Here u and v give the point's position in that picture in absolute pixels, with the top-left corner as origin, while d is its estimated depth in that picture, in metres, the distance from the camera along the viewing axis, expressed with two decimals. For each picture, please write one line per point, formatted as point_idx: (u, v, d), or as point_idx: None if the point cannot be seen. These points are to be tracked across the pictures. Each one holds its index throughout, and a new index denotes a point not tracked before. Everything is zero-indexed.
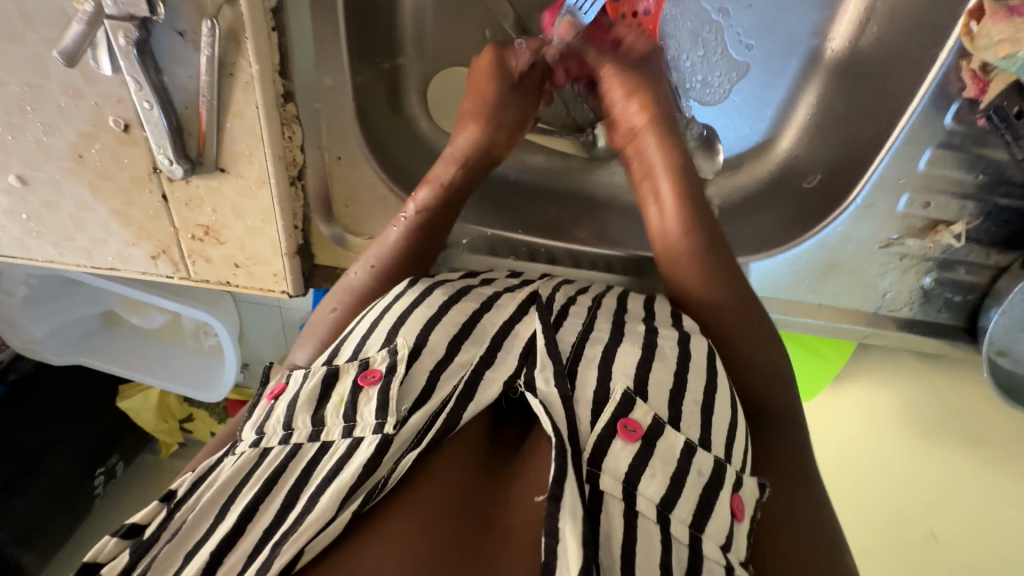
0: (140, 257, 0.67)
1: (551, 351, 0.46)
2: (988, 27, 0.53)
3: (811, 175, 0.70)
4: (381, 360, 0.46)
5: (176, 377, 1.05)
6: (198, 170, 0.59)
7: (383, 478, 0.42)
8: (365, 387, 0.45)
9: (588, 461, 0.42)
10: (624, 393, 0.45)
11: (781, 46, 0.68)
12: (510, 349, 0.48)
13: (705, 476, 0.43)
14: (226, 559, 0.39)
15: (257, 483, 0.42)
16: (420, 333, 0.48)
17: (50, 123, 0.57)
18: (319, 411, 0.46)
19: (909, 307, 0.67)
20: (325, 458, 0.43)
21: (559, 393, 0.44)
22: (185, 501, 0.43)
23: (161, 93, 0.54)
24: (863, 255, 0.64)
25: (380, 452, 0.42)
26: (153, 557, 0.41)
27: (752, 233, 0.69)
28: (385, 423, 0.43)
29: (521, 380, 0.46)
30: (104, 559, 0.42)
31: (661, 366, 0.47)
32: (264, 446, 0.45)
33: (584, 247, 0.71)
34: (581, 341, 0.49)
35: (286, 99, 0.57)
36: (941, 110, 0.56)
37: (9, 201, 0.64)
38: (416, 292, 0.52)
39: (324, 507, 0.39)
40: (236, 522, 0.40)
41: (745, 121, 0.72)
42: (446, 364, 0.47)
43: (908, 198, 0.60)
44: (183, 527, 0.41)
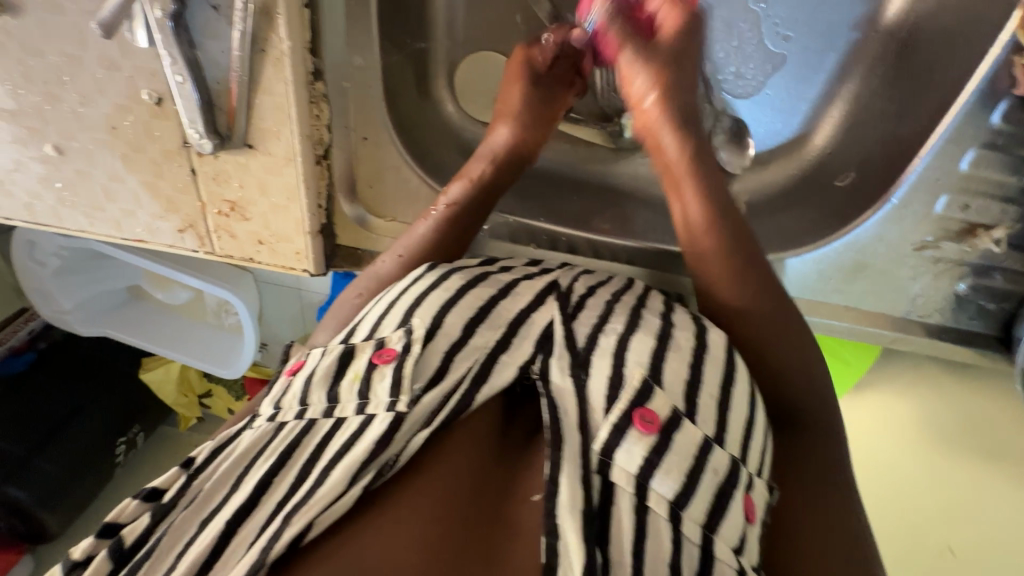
0: (167, 230, 0.68)
1: (568, 342, 0.47)
2: None
3: (844, 173, 0.68)
4: (396, 339, 0.47)
5: (193, 352, 1.07)
6: (227, 145, 0.60)
7: (393, 457, 0.42)
8: (380, 365, 0.46)
9: (599, 453, 0.42)
10: (642, 379, 0.44)
11: (821, 40, 0.66)
12: (526, 335, 0.48)
13: (719, 474, 0.43)
14: (239, 530, 0.39)
15: (271, 456, 0.43)
16: (436, 314, 0.48)
17: (85, 94, 0.58)
18: (334, 388, 0.46)
19: (938, 313, 0.65)
20: (339, 433, 0.43)
21: (572, 385, 0.44)
22: (203, 470, 0.44)
23: (195, 67, 0.55)
24: (895, 258, 0.62)
25: (391, 430, 0.42)
26: (168, 524, 0.42)
27: (780, 231, 0.67)
28: (398, 400, 0.43)
29: (536, 368, 0.46)
30: (125, 519, 0.43)
31: (674, 356, 0.46)
32: (280, 421, 0.46)
33: (605, 238, 0.70)
34: (595, 332, 0.48)
35: (316, 77, 0.58)
36: (989, 108, 0.54)
37: (43, 169, 0.65)
38: (432, 278, 0.52)
39: (335, 481, 0.40)
40: (251, 493, 0.41)
41: (778, 117, 0.71)
42: (461, 347, 0.47)
43: (947, 199, 0.58)
44: (199, 494, 0.42)
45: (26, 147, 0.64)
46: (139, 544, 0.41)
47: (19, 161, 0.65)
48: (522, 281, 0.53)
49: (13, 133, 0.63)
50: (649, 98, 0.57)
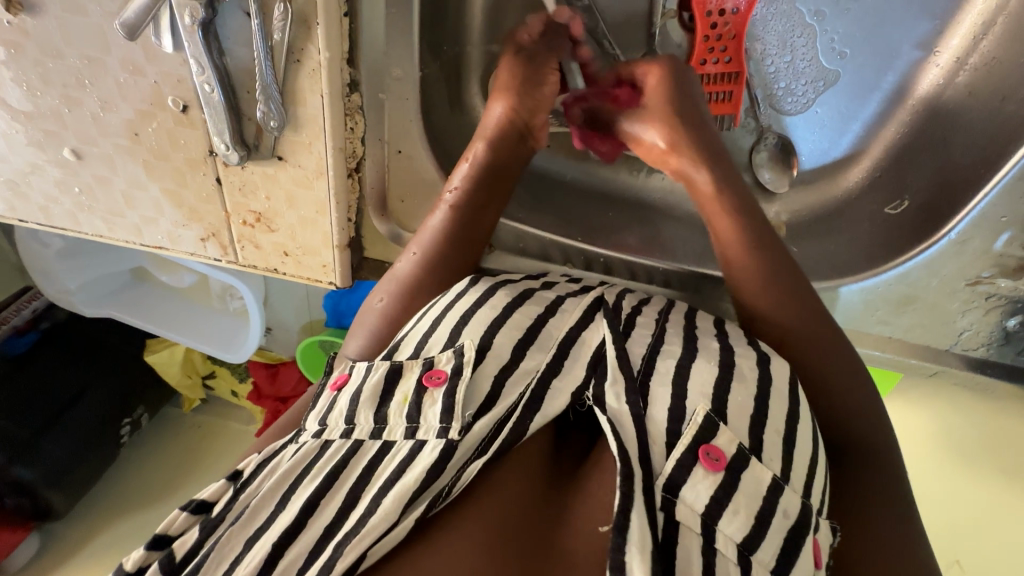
0: (190, 238, 0.66)
1: (622, 365, 0.44)
2: None
3: (896, 201, 0.65)
4: (445, 361, 0.44)
5: (202, 337, 1.05)
6: (254, 156, 0.57)
7: (447, 486, 0.40)
8: (430, 389, 0.43)
9: (663, 488, 0.40)
10: (705, 416, 0.41)
11: (878, 58, 0.63)
12: (577, 357, 0.45)
13: (790, 517, 0.40)
14: (287, 551, 0.38)
15: (319, 475, 0.41)
16: (486, 333, 0.45)
17: (106, 98, 0.55)
18: (382, 410, 0.44)
19: (986, 347, 0.63)
20: (388, 459, 0.41)
21: (631, 411, 0.42)
22: (250, 484, 0.42)
23: (223, 77, 0.51)
24: (946, 292, 0.60)
25: (444, 458, 0.40)
26: (217, 538, 0.40)
27: (824, 256, 0.65)
28: (450, 427, 0.41)
29: (590, 393, 0.43)
30: (174, 533, 0.42)
31: (740, 389, 0.43)
32: (326, 438, 0.44)
33: (641, 257, 0.67)
34: (652, 351, 0.45)
35: (351, 88, 0.55)
36: None
37: (60, 173, 0.62)
38: (478, 292, 0.49)
39: (387, 510, 0.38)
40: (298, 515, 0.39)
41: (826, 136, 0.68)
42: (512, 371, 0.44)
43: (1008, 236, 0.56)
44: (246, 510, 0.41)
45: (43, 150, 0.60)
46: (189, 558, 0.40)
47: (34, 164, 0.62)
48: (567, 297, 0.51)
49: (29, 136, 0.60)
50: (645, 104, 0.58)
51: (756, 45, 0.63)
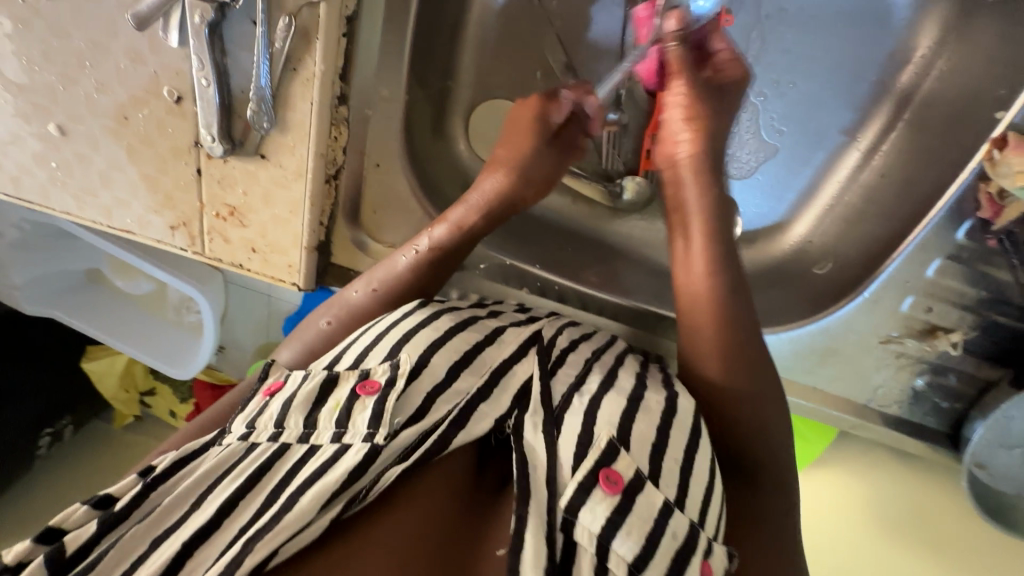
0: (159, 225, 0.67)
1: (544, 397, 0.47)
2: (1010, 157, 0.55)
3: (822, 262, 0.72)
4: (380, 373, 0.46)
5: (151, 351, 1.03)
6: (238, 151, 0.60)
7: (364, 489, 0.41)
8: (362, 397, 0.44)
9: (563, 510, 0.42)
10: (608, 440, 0.44)
11: (809, 138, 0.72)
12: (507, 385, 0.48)
13: (679, 540, 0.43)
14: (194, 553, 0.37)
15: (237, 478, 0.41)
16: (423, 352, 0.48)
17: (103, 81, 0.58)
18: (312, 413, 0.45)
19: (898, 405, 0.69)
20: (311, 461, 0.42)
21: (544, 441, 0.45)
22: (164, 479, 0.41)
23: (221, 74, 0.55)
24: (862, 348, 0.66)
25: (366, 462, 0.41)
26: (118, 537, 0.38)
27: (758, 307, 0.71)
28: (376, 433, 0.42)
29: (511, 421, 0.46)
30: (69, 526, 0.39)
31: (644, 418, 0.47)
32: (252, 441, 0.43)
33: (593, 291, 0.71)
34: (573, 389, 0.49)
35: (340, 101, 0.58)
36: (955, 224, 0.58)
37: (40, 146, 0.63)
38: (422, 315, 0.52)
39: (302, 508, 0.38)
40: (213, 516, 0.39)
41: (766, 201, 0.75)
42: (444, 390, 0.46)
43: (912, 300, 0.63)
44: (155, 510, 0.39)
45: (28, 123, 0.62)
46: (83, 552, 0.38)
47: (14, 133, 0.63)
48: (509, 328, 0.54)
49: (17, 107, 0.61)
50: (682, 137, 0.60)
51: None
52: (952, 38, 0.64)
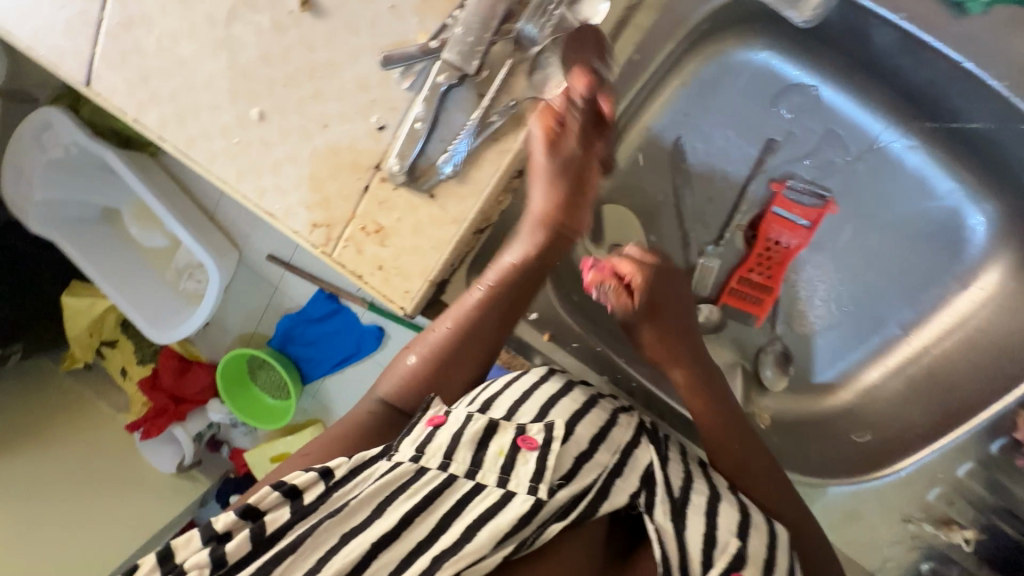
0: (303, 219, 0.72)
1: (667, 485, 0.50)
2: None
3: (862, 432, 0.80)
4: (537, 431, 0.49)
5: (134, 301, 1.18)
6: (411, 185, 0.67)
7: (531, 536, 0.46)
8: (524, 450, 0.48)
9: None
10: (736, 549, 0.48)
11: (867, 322, 0.81)
12: (634, 467, 0.51)
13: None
14: (378, 555, 0.42)
15: (414, 497, 0.45)
16: (570, 420, 0.52)
17: (322, 91, 0.66)
18: (479, 453, 0.48)
19: (902, 575, 0.73)
20: (478, 500, 0.46)
21: (673, 527, 0.48)
22: (342, 484, 0.45)
23: (433, 125, 0.64)
24: (884, 519, 0.73)
25: (532, 512, 0.45)
26: (315, 526, 0.43)
27: (801, 453, 0.79)
28: (539, 487, 0.46)
29: (641, 502, 0.50)
30: (264, 507, 0.43)
31: (756, 535, 0.49)
32: (422, 465, 0.46)
33: (661, 391, 0.77)
34: (686, 485, 0.51)
35: (515, 173, 0.67)
36: (990, 436, 0.69)
37: (231, 121, 0.69)
38: (558, 383, 0.57)
39: (480, 544, 0.44)
40: (395, 526, 0.43)
41: (816, 361, 0.83)
42: (587, 459, 0.50)
43: (938, 491, 0.71)
44: (346, 507, 0.44)
45: (234, 101, 0.68)
46: (280, 533, 0.42)
47: (212, 104, 0.69)
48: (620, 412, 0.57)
49: (231, 85, 0.68)
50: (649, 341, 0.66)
51: (789, 275, 0.82)
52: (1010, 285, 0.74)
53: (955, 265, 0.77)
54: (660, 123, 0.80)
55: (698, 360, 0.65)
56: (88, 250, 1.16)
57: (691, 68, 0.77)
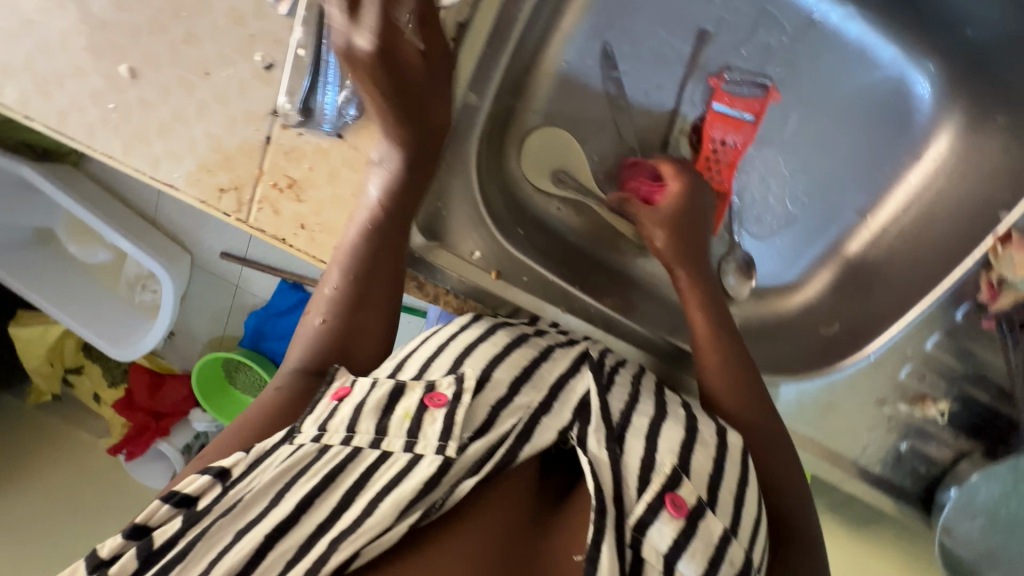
0: (204, 185, 0.64)
1: (604, 415, 0.47)
2: (1011, 251, 0.64)
3: (829, 324, 0.78)
4: (446, 386, 0.46)
5: (88, 323, 1.18)
6: (311, 124, 0.61)
7: (441, 497, 0.41)
8: (430, 409, 0.44)
9: (632, 528, 0.43)
10: (672, 469, 0.45)
11: (825, 215, 0.78)
12: (566, 401, 0.48)
13: (736, 566, 0.44)
14: (278, 544, 0.38)
15: (315, 477, 0.40)
16: (486, 366, 0.49)
17: (194, 33, 0.59)
18: (384, 420, 0.44)
19: (880, 464, 0.74)
20: (384, 467, 0.42)
21: (608, 458, 0.45)
22: (238, 482, 0.39)
23: (320, 51, 0.58)
24: (859, 406, 0.72)
25: (439, 473, 0.41)
26: (204, 530, 0.37)
27: (769, 357, 0.76)
28: (448, 445, 0.43)
29: (574, 433, 0.47)
30: (155, 523, 0.37)
31: (700, 450, 0.47)
32: (325, 443, 0.42)
33: (618, 316, 0.73)
34: (628, 409, 0.49)
35: (428, 98, 0.61)
36: (953, 304, 0.67)
37: (101, 85, 0.61)
38: (479, 329, 0.53)
39: (385, 512, 0.39)
40: (294, 509, 0.39)
41: (778, 262, 0.80)
42: (506, 404, 0.47)
43: (909, 368, 0.70)
44: (238, 505, 0.38)
45: (98, 60, 0.60)
46: (169, 547, 0.37)
47: (74, 69, 0.61)
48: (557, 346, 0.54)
49: (91, 42, 0.60)
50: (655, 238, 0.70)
51: (740, 177, 0.77)
52: (960, 147, 0.73)
53: (906, 139, 0.75)
54: (582, 29, 0.73)
55: (697, 249, 0.69)
56: (37, 283, 1.14)
57: None
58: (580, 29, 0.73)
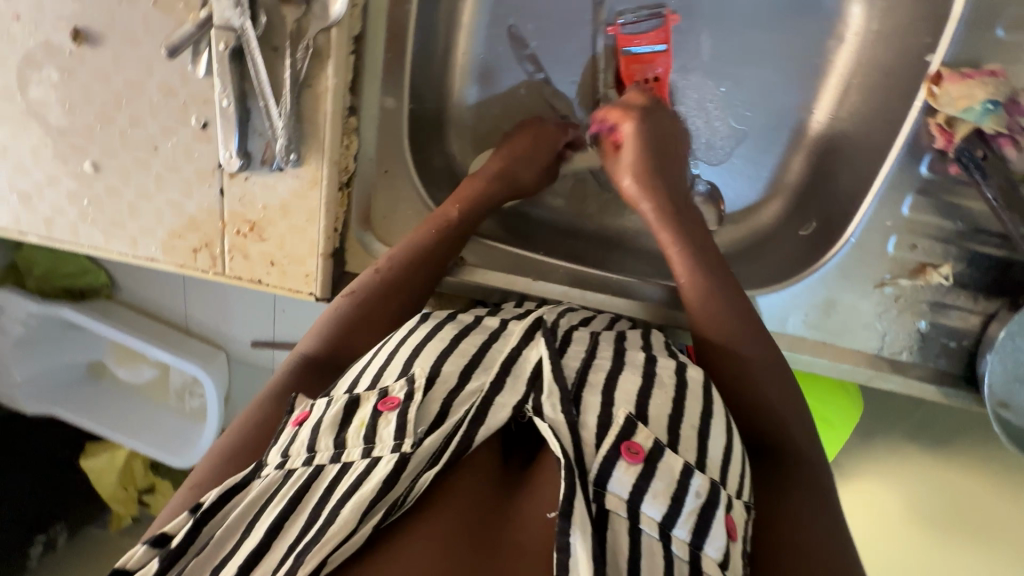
0: (182, 249, 0.71)
1: (558, 379, 0.46)
2: (947, 88, 0.60)
3: (807, 224, 0.76)
4: (399, 389, 0.46)
5: (146, 438, 1.18)
6: (252, 167, 0.66)
7: (401, 496, 0.41)
8: (384, 413, 0.44)
9: (594, 482, 0.43)
10: (626, 418, 0.46)
11: (773, 120, 0.77)
12: (519, 374, 0.47)
13: (702, 497, 0.43)
14: (258, 564, 0.39)
15: (282, 500, 0.42)
16: (435, 362, 0.48)
17: (136, 115, 0.65)
18: (341, 434, 0.44)
19: (909, 351, 0.70)
20: (345, 476, 0.42)
21: (565, 420, 0.44)
22: (212, 514, 0.41)
23: (241, 98, 0.62)
24: (859, 295, 0.69)
25: (398, 470, 0.41)
26: (181, 570, 0.40)
27: (758, 274, 0.74)
28: (403, 442, 0.43)
29: (529, 406, 0.46)
30: (132, 565, 0.41)
31: (658, 394, 0.48)
32: (289, 468, 0.44)
33: (589, 270, 0.74)
34: (585, 366, 0.50)
35: (350, 112, 0.66)
36: (916, 160, 0.63)
37: (74, 185, 0.69)
38: (427, 327, 0.53)
39: (345, 519, 0.39)
40: (263, 538, 0.40)
41: (743, 180, 0.80)
42: (459, 393, 0.47)
43: (896, 240, 0.66)
44: (210, 542, 0.41)
45: (65, 163, 0.68)
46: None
47: (50, 179, 0.69)
48: (511, 322, 0.55)
49: (56, 150, 0.67)
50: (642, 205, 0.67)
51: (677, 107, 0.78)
52: (879, 8, 0.70)
53: (821, 18, 0.73)
54: (484, 17, 0.77)
55: (684, 213, 0.65)
56: (96, 413, 1.18)
57: None
58: (482, 17, 0.77)
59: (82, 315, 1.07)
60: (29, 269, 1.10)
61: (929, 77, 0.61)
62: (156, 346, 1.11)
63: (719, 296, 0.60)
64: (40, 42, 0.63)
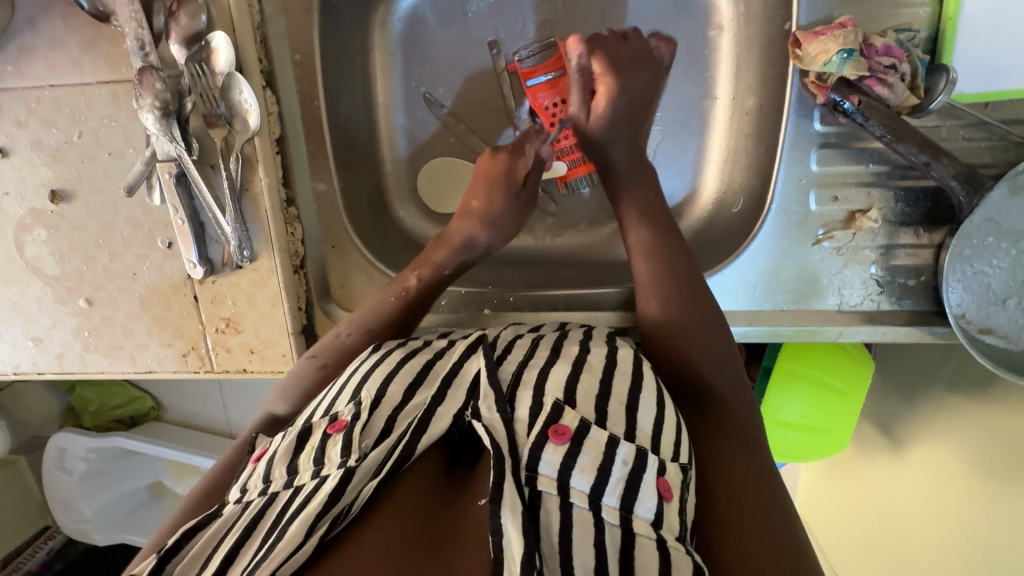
0: (173, 356, 0.78)
1: (492, 383, 0.50)
2: (807, 48, 0.62)
3: (736, 203, 0.77)
4: (348, 412, 0.50)
5: None
6: (216, 271, 0.74)
7: (347, 507, 0.44)
8: (333, 435, 0.48)
9: (525, 466, 0.44)
10: (553, 403, 0.48)
11: (684, 114, 0.80)
12: (460, 384, 0.51)
13: (629, 464, 0.45)
14: None
15: (238, 529, 0.45)
16: (380, 385, 0.52)
17: (114, 250, 0.74)
18: (294, 461, 0.49)
19: (871, 300, 0.69)
20: (296, 498, 0.45)
21: (500, 417, 0.47)
22: (177, 552, 0.45)
23: (193, 213, 0.71)
24: (801, 256, 0.69)
25: (342, 484, 0.44)
26: None
27: (704, 261, 0.76)
28: (348, 458, 0.46)
29: (469, 411, 0.49)
30: None
31: (587, 377, 0.52)
32: (246, 500, 0.48)
33: (542, 291, 0.78)
34: (520, 367, 0.53)
35: (288, 203, 0.74)
36: (809, 117, 0.66)
37: (75, 321, 0.78)
38: (376, 355, 0.57)
39: (292, 534, 0.41)
40: (220, 566, 0.42)
41: (671, 173, 0.82)
42: (403, 408, 0.50)
43: (816, 195, 0.68)
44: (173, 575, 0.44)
45: (65, 304, 0.77)
46: None
47: (56, 321, 0.78)
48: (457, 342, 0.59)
49: (55, 295, 0.77)
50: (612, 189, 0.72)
51: None
52: None
53: (693, 15, 0.78)
54: (396, 93, 0.85)
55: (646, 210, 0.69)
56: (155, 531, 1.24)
57: (380, 39, 0.83)
58: (395, 94, 0.85)
59: (132, 439, 1.19)
60: (84, 407, 1.24)
61: (791, 42, 0.64)
62: (194, 454, 1.18)
63: (668, 285, 0.63)
64: (28, 210, 0.74)
